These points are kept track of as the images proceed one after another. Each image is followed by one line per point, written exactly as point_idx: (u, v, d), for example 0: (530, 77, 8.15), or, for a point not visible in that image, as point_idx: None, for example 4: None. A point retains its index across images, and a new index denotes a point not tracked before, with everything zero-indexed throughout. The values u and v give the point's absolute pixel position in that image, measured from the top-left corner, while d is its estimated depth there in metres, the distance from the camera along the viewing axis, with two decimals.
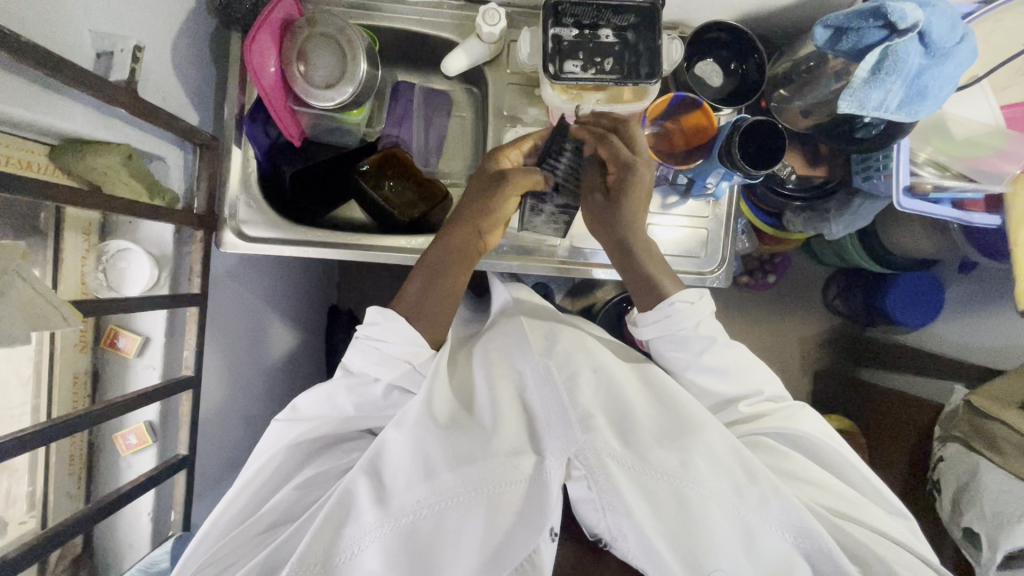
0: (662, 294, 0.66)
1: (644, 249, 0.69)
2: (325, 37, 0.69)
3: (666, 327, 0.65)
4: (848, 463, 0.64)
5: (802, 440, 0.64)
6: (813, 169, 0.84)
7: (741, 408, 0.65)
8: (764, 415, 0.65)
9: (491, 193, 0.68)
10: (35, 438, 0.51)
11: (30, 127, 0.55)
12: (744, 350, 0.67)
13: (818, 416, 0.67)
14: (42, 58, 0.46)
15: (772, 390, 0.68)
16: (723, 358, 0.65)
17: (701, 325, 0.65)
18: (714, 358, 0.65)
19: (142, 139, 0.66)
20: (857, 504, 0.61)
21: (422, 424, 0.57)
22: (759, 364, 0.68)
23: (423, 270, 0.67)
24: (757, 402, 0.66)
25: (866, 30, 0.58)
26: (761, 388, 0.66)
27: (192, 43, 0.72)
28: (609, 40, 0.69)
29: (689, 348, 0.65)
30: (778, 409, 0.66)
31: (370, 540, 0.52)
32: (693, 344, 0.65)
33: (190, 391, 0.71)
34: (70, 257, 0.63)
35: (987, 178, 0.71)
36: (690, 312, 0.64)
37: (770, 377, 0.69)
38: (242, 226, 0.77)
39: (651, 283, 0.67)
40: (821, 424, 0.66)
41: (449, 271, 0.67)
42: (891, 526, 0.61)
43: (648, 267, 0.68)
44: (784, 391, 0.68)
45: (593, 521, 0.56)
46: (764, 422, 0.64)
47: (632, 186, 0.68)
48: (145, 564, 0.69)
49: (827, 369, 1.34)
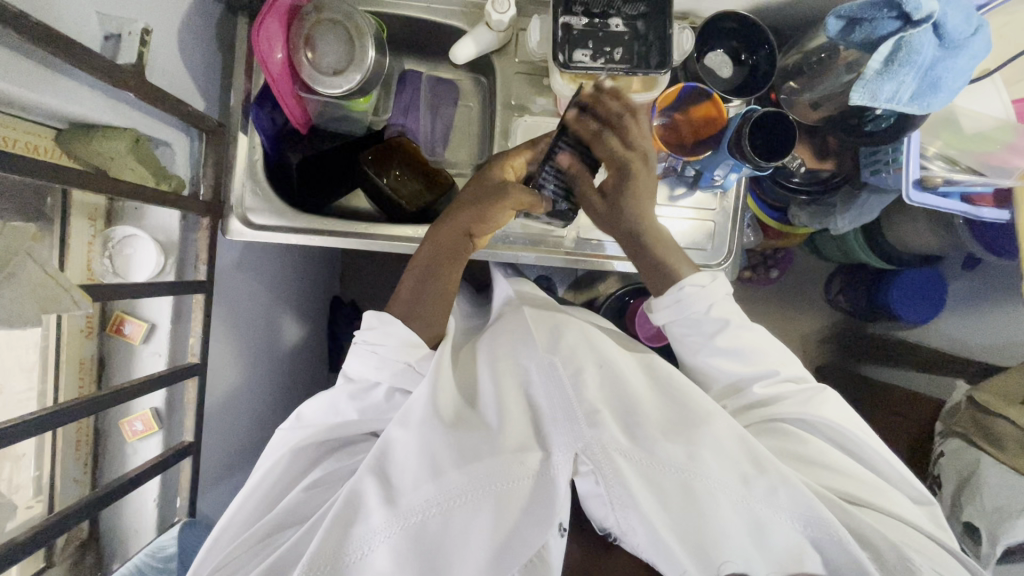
0: (676, 277, 0.67)
1: (653, 236, 0.70)
2: (331, 22, 0.68)
3: (679, 311, 0.66)
4: (874, 452, 0.64)
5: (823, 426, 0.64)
6: (822, 164, 0.84)
7: (755, 389, 0.65)
8: (781, 398, 0.65)
9: (490, 200, 0.66)
10: (42, 421, 0.51)
11: (36, 111, 0.54)
12: (758, 332, 0.68)
13: (839, 400, 0.67)
14: (50, 38, 0.45)
15: (788, 371, 0.67)
16: (737, 340, 0.66)
17: (713, 307, 0.66)
18: (729, 345, 0.65)
19: (149, 124, 0.65)
20: (873, 487, 0.61)
21: (427, 420, 0.57)
22: (774, 345, 0.68)
23: (416, 268, 0.68)
24: (772, 383, 0.66)
25: (879, 21, 0.57)
26: (776, 369, 0.66)
27: (198, 27, 0.71)
28: (619, 29, 0.69)
29: (702, 330, 0.66)
30: (797, 392, 0.65)
31: (380, 540, 0.52)
32: (706, 325, 0.66)
33: (196, 378, 0.70)
34: (76, 243, 0.63)
35: (996, 173, 0.70)
36: (701, 294, 0.65)
37: (785, 358, 0.69)
38: (248, 213, 0.76)
39: (661, 266, 0.68)
40: (843, 408, 0.66)
41: (440, 271, 0.67)
42: (912, 513, 0.61)
43: (658, 255, 0.69)
44: (803, 374, 0.68)
45: (602, 516, 0.56)
46: (780, 407, 0.64)
47: (637, 185, 0.69)
48: (152, 550, 0.70)
49: (828, 364, 1.33)
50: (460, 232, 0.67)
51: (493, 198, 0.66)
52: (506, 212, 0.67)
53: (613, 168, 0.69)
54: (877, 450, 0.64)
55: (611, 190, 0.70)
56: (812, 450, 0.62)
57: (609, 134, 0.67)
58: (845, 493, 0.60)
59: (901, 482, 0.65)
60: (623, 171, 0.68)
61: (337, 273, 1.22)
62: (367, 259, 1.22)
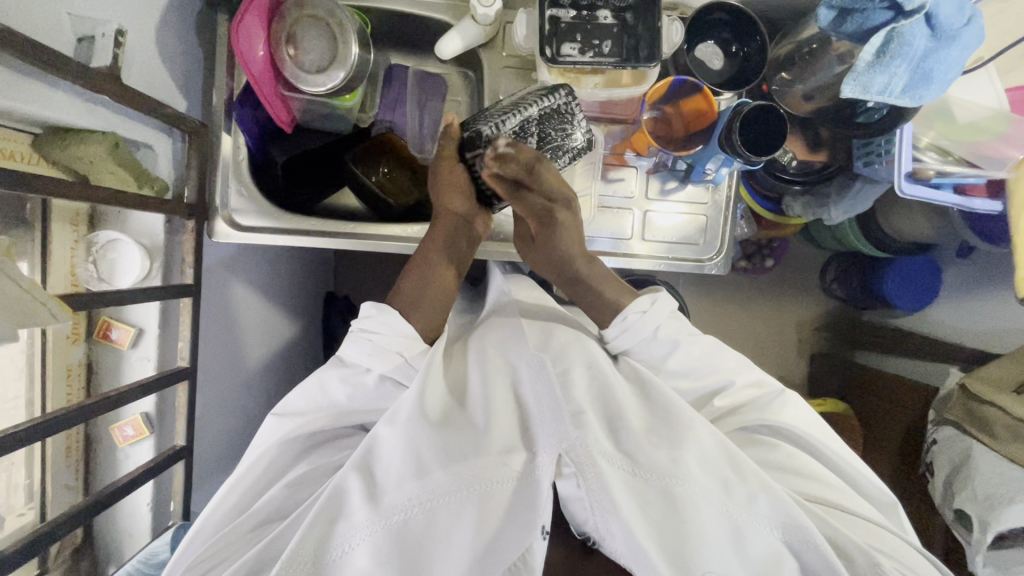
0: (621, 307, 0.68)
1: (586, 268, 0.70)
2: (314, 19, 0.67)
3: (627, 337, 0.66)
4: (855, 468, 0.65)
5: (784, 431, 0.65)
6: (813, 155, 0.82)
7: (716, 402, 0.65)
8: (743, 405, 0.66)
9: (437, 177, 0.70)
10: (30, 434, 0.50)
11: (12, 117, 0.54)
12: (711, 341, 0.68)
13: (802, 404, 0.67)
14: (18, 43, 0.44)
15: (745, 379, 0.67)
16: (690, 357, 0.66)
17: (659, 329, 0.66)
18: (682, 359, 0.66)
19: (129, 126, 0.64)
20: (846, 493, 0.62)
21: (414, 420, 0.56)
22: (728, 351, 0.68)
23: (414, 269, 0.68)
24: (730, 394, 0.66)
25: (871, 11, 0.56)
26: (732, 377, 0.66)
27: (177, 25, 0.69)
28: (608, 22, 0.67)
29: (656, 351, 0.67)
30: (758, 399, 0.66)
31: (360, 540, 0.52)
32: (658, 347, 0.66)
33: (186, 382, 0.70)
34: (59, 250, 0.62)
35: (989, 164, 0.69)
36: (645, 320, 0.65)
37: (742, 364, 0.68)
38: (233, 214, 0.75)
39: (605, 301, 0.69)
40: (806, 412, 0.66)
41: (438, 264, 0.68)
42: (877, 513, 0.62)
43: (597, 289, 0.69)
44: (763, 377, 0.68)
45: (582, 518, 0.56)
46: (743, 415, 0.64)
47: (563, 228, 0.68)
48: (145, 556, 0.69)
49: (821, 351, 1.36)
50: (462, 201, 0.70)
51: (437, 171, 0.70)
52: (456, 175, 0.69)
53: (536, 222, 0.68)
54: (844, 457, 0.64)
55: (539, 235, 0.70)
56: (781, 455, 0.63)
57: (526, 188, 0.66)
58: (813, 496, 0.60)
59: (868, 485, 0.65)
60: (544, 220, 0.67)
61: (331, 270, 1.21)
62: (360, 254, 1.22)
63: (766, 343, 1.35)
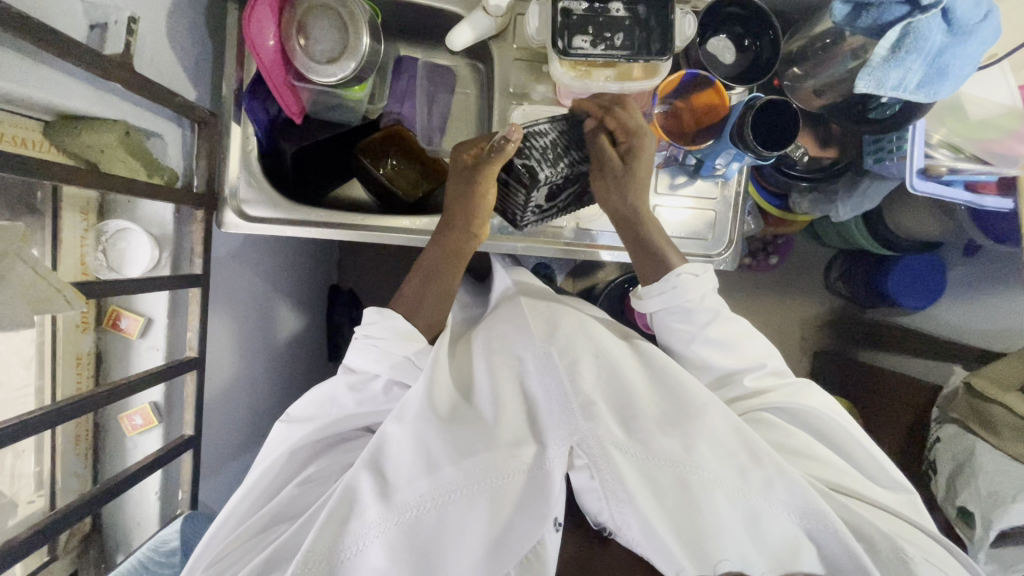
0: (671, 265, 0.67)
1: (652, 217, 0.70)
2: (325, 7, 0.66)
3: (671, 298, 0.66)
4: (877, 464, 0.64)
5: (805, 415, 0.66)
6: (824, 152, 0.83)
7: (745, 381, 0.66)
8: (768, 390, 0.66)
9: (470, 186, 0.66)
10: (42, 421, 0.51)
11: (24, 104, 0.53)
12: (744, 326, 0.68)
13: (823, 393, 0.68)
14: (33, 28, 0.44)
15: (774, 364, 0.68)
16: (725, 334, 0.66)
17: (706, 296, 0.66)
18: (718, 329, 0.66)
19: (140, 115, 0.64)
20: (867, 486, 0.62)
21: (422, 416, 0.57)
22: (758, 338, 0.69)
23: (421, 270, 0.68)
24: (760, 377, 0.67)
25: (887, 6, 0.56)
26: (763, 361, 0.67)
27: (187, 13, 0.69)
28: (620, 14, 0.66)
29: (694, 319, 0.66)
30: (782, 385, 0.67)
31: (373, 536, 0.52)
32: (698, 316, 0.66)
33: (195, 372, 0.70)
34: (69, 238, 0.62)
35: (1002, 161, 0.68)
36: (696, 283, 0.65)
37: (770, 351, 0.69)
38: (242, 205, 0.74)
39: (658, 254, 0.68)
40: (828, 401, 0.67)
41: (445, 267, 0.68)
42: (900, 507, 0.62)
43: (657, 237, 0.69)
44: (786, 366, 0.69)
45: (596, 510, 0.56)
46: (769, 397, 0.65)
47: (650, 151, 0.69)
48: (156, 543, 0.70)
49: (825, 349, 1.36)
50: (483, 211, 0.68)
51: (472, 182, 0.66)
52: (489, 192, 0.67)
53: (624, 135, 0.68)
54: (863, 447, 0.65)
55: (627, 155, 0.68)
56: (800, 441, 0.63)
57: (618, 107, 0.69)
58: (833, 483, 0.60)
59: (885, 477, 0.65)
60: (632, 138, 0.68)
61: (335, 263, 1.21)
62: (365, 247, 1.22)
63: (769, 340, 1.36)
